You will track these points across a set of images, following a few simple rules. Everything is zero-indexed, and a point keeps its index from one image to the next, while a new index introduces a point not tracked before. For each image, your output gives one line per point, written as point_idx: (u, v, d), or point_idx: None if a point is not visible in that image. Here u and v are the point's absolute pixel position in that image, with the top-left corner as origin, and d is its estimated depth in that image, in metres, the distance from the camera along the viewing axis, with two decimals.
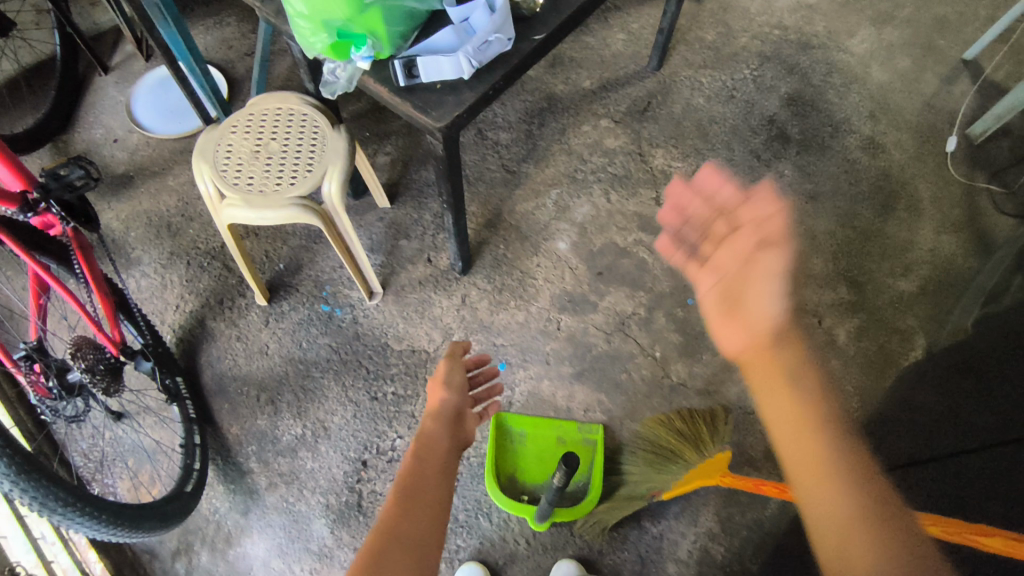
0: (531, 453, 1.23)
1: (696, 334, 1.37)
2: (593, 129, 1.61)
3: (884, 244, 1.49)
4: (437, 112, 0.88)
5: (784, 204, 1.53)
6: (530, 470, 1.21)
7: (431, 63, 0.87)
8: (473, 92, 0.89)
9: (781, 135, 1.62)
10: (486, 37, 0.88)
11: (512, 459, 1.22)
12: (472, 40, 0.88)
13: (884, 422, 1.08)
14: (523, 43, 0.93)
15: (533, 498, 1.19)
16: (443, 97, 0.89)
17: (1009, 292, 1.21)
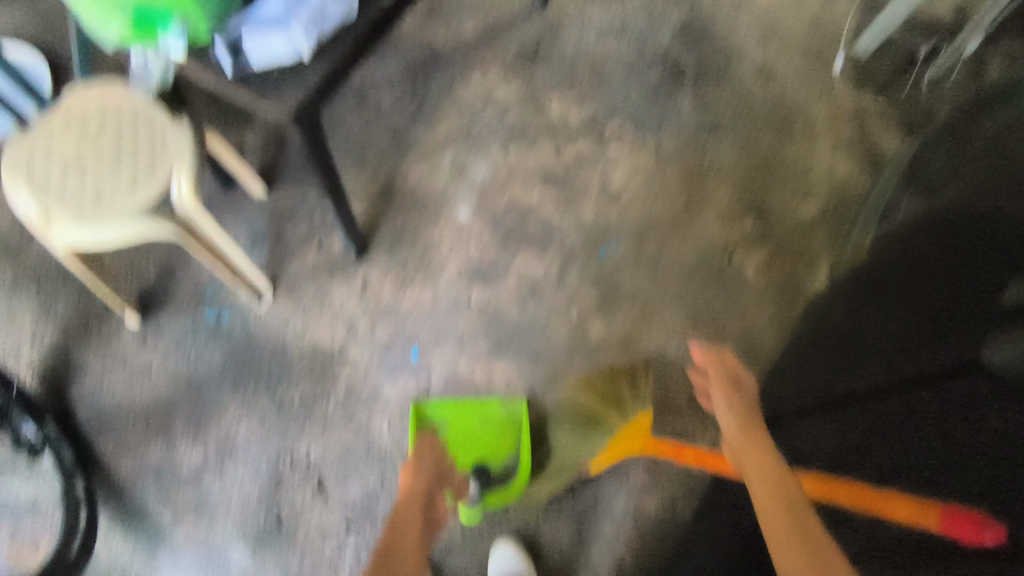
0: (455, 439, 1.18)
1: (612, 287, 1.33)
2: (482, 79, 1.49)
3: (784, 170, 1.49)
4: (277, 100, 0.80)
5: (686, 140, 1.49)
6: (456, 456, 1.17)
7: (263, 48, 0.78)
8: (315, 72, 0.81)
9: (676, 67, 1.56)
10: (320, 6, 0.79)
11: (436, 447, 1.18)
12: (303, 10, 0.78)
13: (803, 344, 1.10)
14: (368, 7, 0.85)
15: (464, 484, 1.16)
16: (285, 83, 0.81)
17: (902, 208, 1.23)
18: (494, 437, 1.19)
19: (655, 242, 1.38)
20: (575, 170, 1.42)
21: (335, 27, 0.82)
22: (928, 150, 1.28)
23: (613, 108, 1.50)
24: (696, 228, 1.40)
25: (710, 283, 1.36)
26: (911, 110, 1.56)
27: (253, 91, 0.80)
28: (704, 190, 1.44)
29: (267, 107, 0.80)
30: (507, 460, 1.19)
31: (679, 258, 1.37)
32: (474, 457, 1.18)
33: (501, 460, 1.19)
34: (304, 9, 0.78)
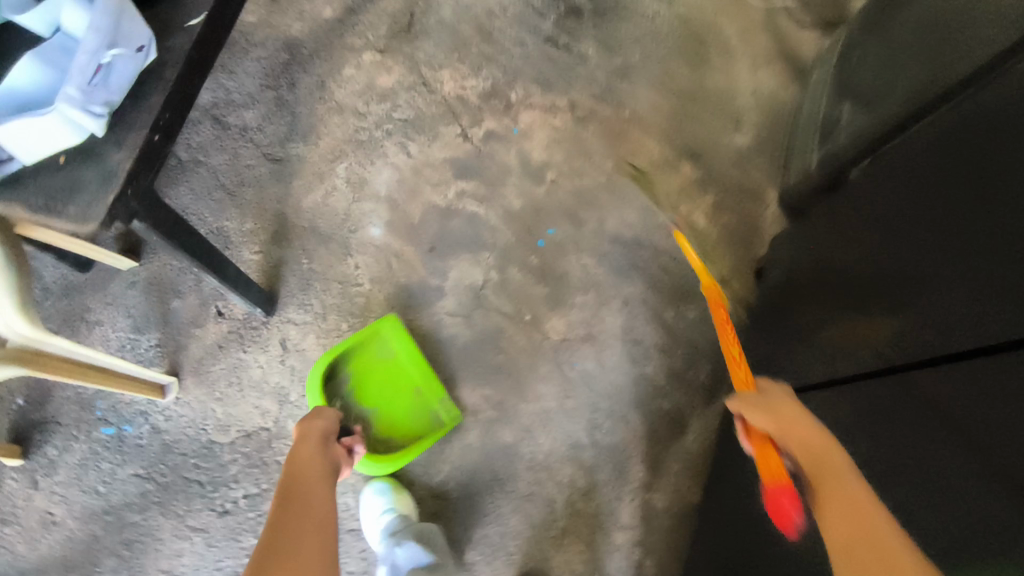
0: (383, 378, 1.10)
1: (559, 276, 1.20)
2: (358, 69, 1.28)
3: (709, 100, 1.37)
4: (77, 203, 0.67)
5: (599, 91, 1.34)
6: (368, 390, 1.10)
7: (29, 134, 0.65)
8: (122, 150, 0.69)
9: (570, 8, 1.39)
10: (98, 59, 0.66)
11: (368, 369, 1.10)
12: (75, 68, 0.65)
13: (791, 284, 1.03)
14: (176, 38, 0.74)
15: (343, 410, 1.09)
16: (78, 171, 0.68)
17: (844, 127, 1.13)
18: (408, 410, 1.10)
19: (594, 213, 1.25)
20: (488, 153, 1.26)
21: (129, 80, 0.70)
22: (856, 55, 1.18)
23: (513, 72, 1.32)
24: (633, 188, 1.28)
25: (661, 245, 1.25)
26: (821, 5, 1.46)
27: (41, 207, 0.67)
28: (631, 144, 1.31)
29: (68, 220, 0.67)
30: (386, 439, 1.09)
31: (623, 224, 1.25)
32: (379, 406, 1.10)
33: (386, 434, 1.09)
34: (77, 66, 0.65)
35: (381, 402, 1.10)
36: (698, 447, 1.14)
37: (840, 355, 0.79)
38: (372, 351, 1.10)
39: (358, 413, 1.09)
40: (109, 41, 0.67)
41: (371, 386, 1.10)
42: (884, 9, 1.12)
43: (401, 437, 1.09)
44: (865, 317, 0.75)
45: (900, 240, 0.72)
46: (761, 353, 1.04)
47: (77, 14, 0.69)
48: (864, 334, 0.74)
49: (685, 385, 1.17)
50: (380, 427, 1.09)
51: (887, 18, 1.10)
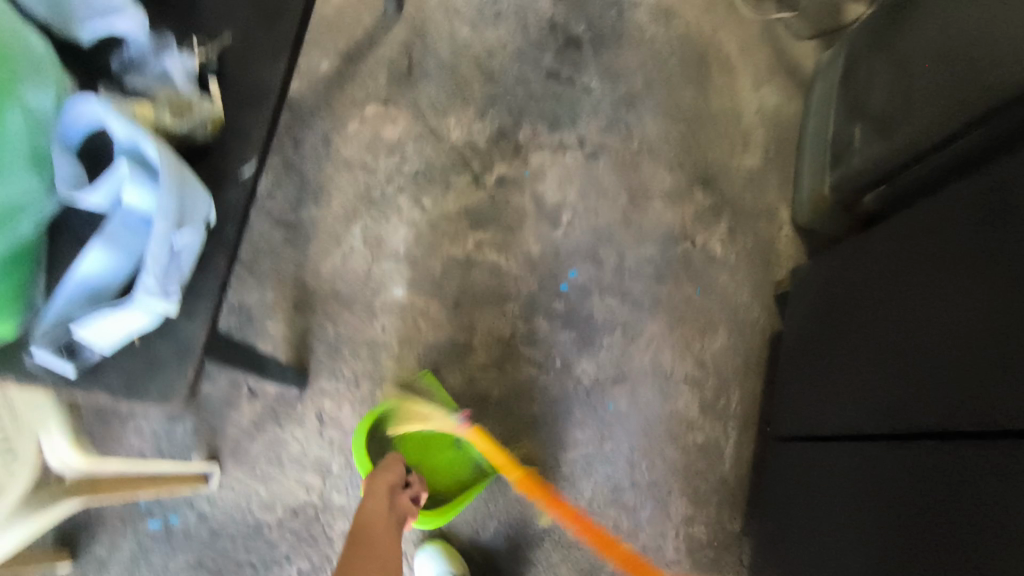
0: (421, 433, 1.10)
1: (584, 319, 1.20)
2: (363, 123, 1.26)
3: (716, 122, 1.36)
4: (155, 383, 0.63)
5: (606, 123, 1.33)
6: (409, 448, 1.09)
7: (100, 331, 0.60)
8: (194, 321, 0.65)
9: (569, 38, 1.37)
10: (171, 245, 0.60)
11: (406, 427, 1.10)
12: (151, 261, 0.59)
13: (809, 312, 1.09)
14: (231, 192, 0.66)
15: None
16: (156, 351, 0.64)
17: (857, 149, 1.13)
18: (451, 462, 1.09)
19: (613, 251, 1.24)
20: (502, 199, 1.25)
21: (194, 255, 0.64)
22: (859, 74, 1.18)
23: (518, 111, 1.31)
24: (649, 221, 1.28)
25: (682, 276, 1.25)
26: (817, 14, 1.45)
27: (120, 393, 0.63)
28: (643, 175, 1.30)
29: (151, 401, 0.63)
30: (433, 494, 1.07)
31: (642, 260, 1.25)
32: (420, 463, 1.09)
33: (434, 488, 1.08)
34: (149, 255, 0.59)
35: (423, 459, 1.09)
36: (735, 477, 1.16)
37: (870, 379, 0.89)
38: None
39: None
40: (180, 222, 0.60)
41: (411, 444, 1.09)
42: (887, 25, 1.11)
43: (448, 490, 1.07)
44: (895, 347, 0.85)
45: (931, 273, 0.81)
46: (795, 379, 1.08)
47: (140, 193, 0.60)
48: (894, 363, 0.85)
49: (719, 416, 1.18)
50: (424, 482, 1.08)
51: (891, 36, 1.09)
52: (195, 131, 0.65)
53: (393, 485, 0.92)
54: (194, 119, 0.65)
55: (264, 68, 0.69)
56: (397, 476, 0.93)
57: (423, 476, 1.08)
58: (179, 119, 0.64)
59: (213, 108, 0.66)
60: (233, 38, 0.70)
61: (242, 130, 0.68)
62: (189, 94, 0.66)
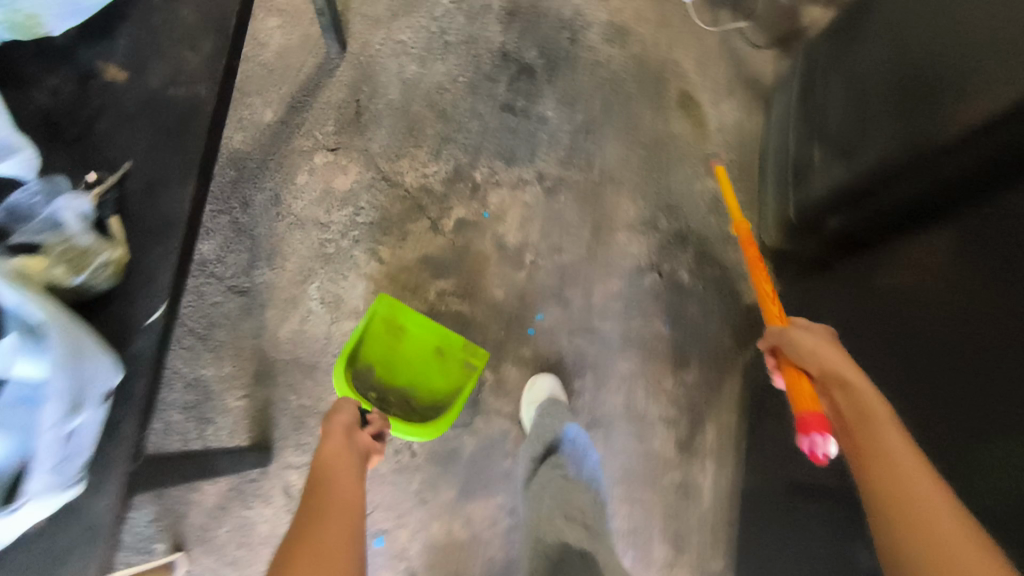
0: (398, 357, 1.11)
1: (554, 364, 1.17)
2: (312, 174, 1.21)
3: (678, 145, 1.32)
4: None
5: (564, 153, 1.28)
6: (393, 372, 1.10)
7: None
8: (104, 496, 0.51)
9: (521, 66, 1.32)
10: (63, 431, 0.47)
11: (382, 354, 1.10)
12: (39, 455, 0.46)
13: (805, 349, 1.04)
14: (138, 341, 0.51)
15: (381, 400, 1.08)
16: (63, 537, 0.51)
17: (817, 172, 1.08)
18: (437, 373, 1.11)
19: (580, 290, 1.21)
20: (463, 244, 1.21)
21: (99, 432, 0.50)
22: (818, 91, 1.14)
23: (475, 148, 1.26)
24: (614, 255, 1.24)
25: (651, 311, 1.23)
26: (775, 23, 1.41)
27: None
28: (606, 207, 1.27)
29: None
30: (433, 407, 1.09)
31: (610, 296, 1.22)
32: (409, 383, 1.11)
33: (431, 399, 1.10)
34: (41, 443, 0.46)
35: (412, 377, 1.11)
36: (716, 516, 1.15)
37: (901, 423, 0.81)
38: (377, 338, 1.10)
39: (393, 395, 1.09)
40: (73, 404, 0.47)
41: (394, 368, 1.10)
42: (851, 40, 1.05)
43: (446, 397, 1.09)
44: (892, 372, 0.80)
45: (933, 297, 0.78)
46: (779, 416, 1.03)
47: (32, 365, 0.46)
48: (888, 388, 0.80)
49: (696, 454, 1.17)
50: (422, 398, 1.10)
51: (854, 50, 1.03)
52: (93, 281, 0.50)
53: (349, 426, 0.83)
54: (89, 270, 0.49)
55: (169, 196, 0.54)
56: (354, 417, 0.84)
57: (418, 393, 1.10)
58: (65, 271, 0.48)
59: (116, 254, 0.51)
60: (135, 162, 0.55)
61: (150, 277, 0.52)
62: (80, 237, 0.50)
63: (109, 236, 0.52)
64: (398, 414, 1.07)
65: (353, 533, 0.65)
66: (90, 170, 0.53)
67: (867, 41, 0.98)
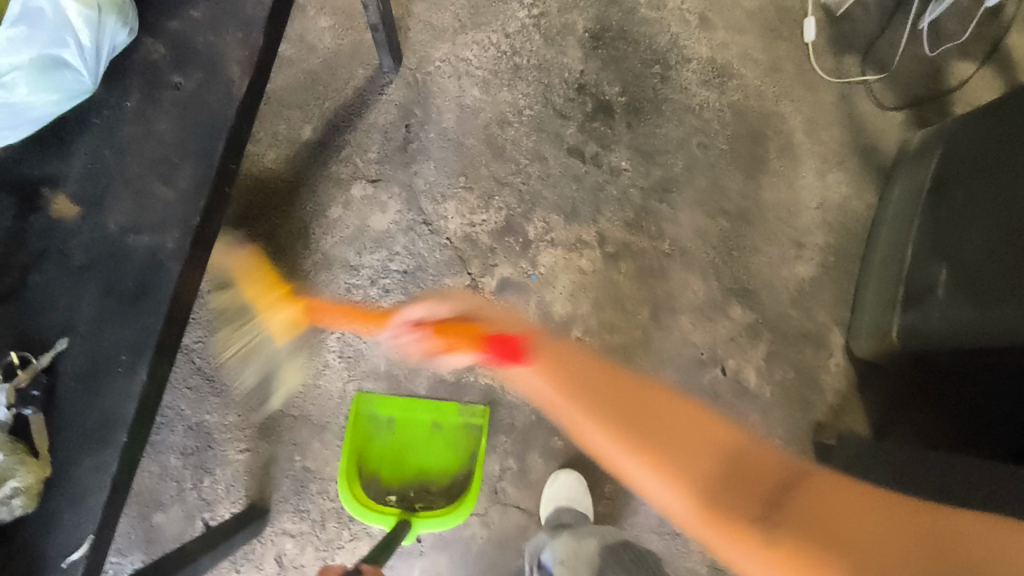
0: (394, 446, 1.01)
1: (585, 459, 1.06)
2: (347, 208, 1.08)
3: (764, 220, 1.16)
4: None
5: (634, 215, 1.12)
6: (395, 465, 1.01)
7: None
8: None
9: (599, 103, 1.15)
10: None
11: (378, 454, 1.01)
12: None
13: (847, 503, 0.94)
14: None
15: (401, 501, 0.98)
16: None
17: (939, 302, 0.93)
18: (440, 448, 1.02)
19: (627, 379, 1.08)
20: (503, 308, 1.07)
21: None
22: (953, 201, 0.98)
23: (531, 196, 1.11)
24: (672, 341, 1.10)
25: (705, 412, 1.08)
26: (909, 79, 1.22)
27: None
28: (671, 283, 1.11)
29: None
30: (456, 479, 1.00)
31: (659, 389, 1.08)
32: (417, 470, 1.01)
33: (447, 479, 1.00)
34: None
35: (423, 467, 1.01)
36: None
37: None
38: (363, 438, 1.01)
39: (408, 490, 1.00)
40: None
41: (394, 463, 1.01)
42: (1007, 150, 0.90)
43: (463, 466, 1.00)
44: None
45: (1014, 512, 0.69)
46: None
47: None
48: None
49: None
50: (435, 478, 1.00)
51: (1016, 161, 0.87)
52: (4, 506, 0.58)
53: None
54: None
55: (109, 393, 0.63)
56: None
57: (428, 475, 1.00)
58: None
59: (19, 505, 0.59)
60: (69, 340, 0.64)
61: (78, 493, 0.61)
62: None
63: (28, 443, 0.60)
64: (423, 508, 0.97)
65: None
66: (15, 350, 0.62)
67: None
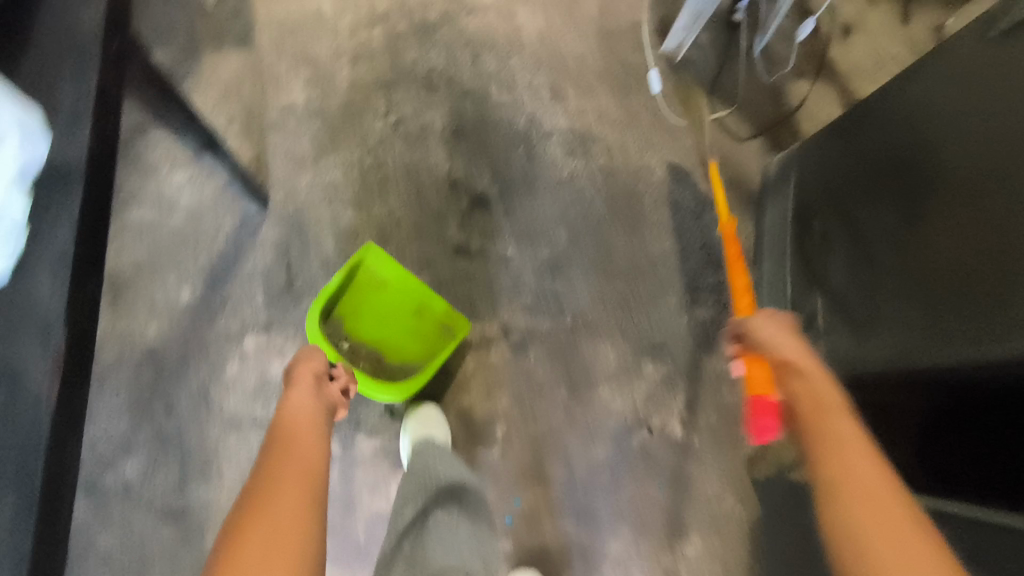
0: (373, 308, 1.09)
1: (537, 553, 1.06)
2: (244, 362, 1.05)
3: (657, 271, 1.19)
4: None
5: (532, 298, 1.14)
6: (364, 325, 1.09)
7: None
8: None
9: (474, 196, 1.16)
10: None
11: (358, 302, 1.09)
12: None
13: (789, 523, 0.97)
14: None
15: (351, 352, 1.07)
16: None
17: (823, 331, 0.99)
18: (411, 334, 1.09)
19: (561, 462, 1.09)
20: None
21: None
22: (811, 227, 1.05)
23: None
24: (595, 413, 1.12)
25: (642, 474, 1.10)
26: (758, 108, 1.28)
27: None
28: (582, 356, 1.13)
29: None
30: (407, 363, 1.09)
31: (593, 464, 1.10)
32: (382, 338, 1.09)
33: (404, 360, 1.09)
34: None
35: (388, 329, 1.10)
36: None
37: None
38: (355, 289, 1.08)
39: (361, 351, 1.08)
40: None
41: (366, 319, 1.09)
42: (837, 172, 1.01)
43: (418, 361, 1.09)
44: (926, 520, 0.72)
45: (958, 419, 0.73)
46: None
47: None
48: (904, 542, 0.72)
49: None
50: (391, 356, 1.09)
51: (862, 192, 0.94)
52: None
53: (319, 374, 0.80)
54: None
55: None
56: (321, 364, 0.80)
57: (386, 349, 1.09)
58: None
59: None
60: None
61: None
62: None
63: None
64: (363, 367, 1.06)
65: (305, 492, 0.62)
66: None
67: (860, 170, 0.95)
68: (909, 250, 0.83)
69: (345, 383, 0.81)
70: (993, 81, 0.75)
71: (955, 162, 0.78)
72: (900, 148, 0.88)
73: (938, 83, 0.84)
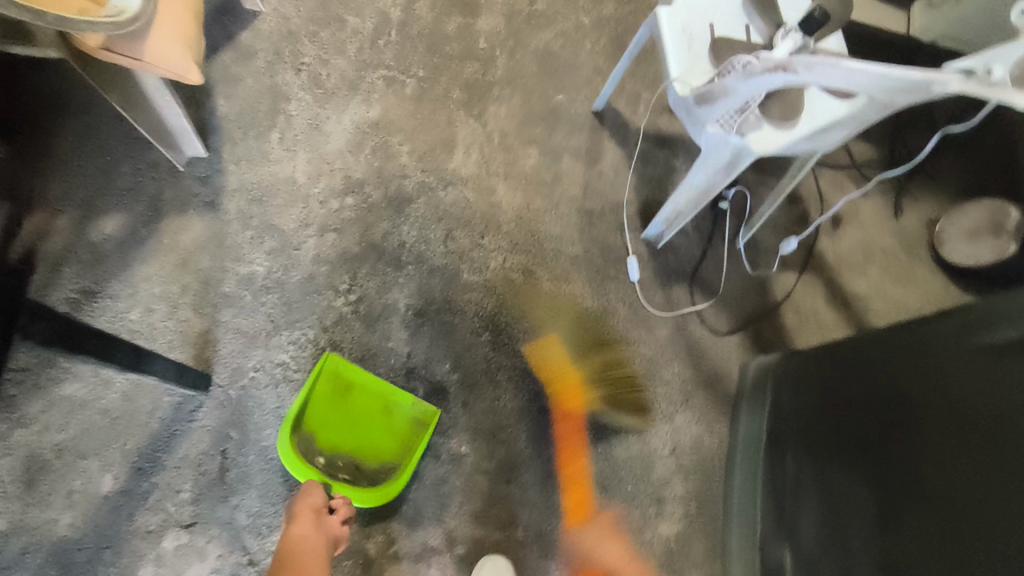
0: (339, 414, 1.04)
1: None
2: (159, 565, 0.97)
3: (623, 477, 1.09)
4: None
5: (484, 504, 1.05)
6: (335, 433, 1.03)
7: None
8: None
9: (431, 385, 1.10)
10: None
11: (321, 413, 1.03)
12: None
13: None
14: None
15: (328, 466, 1.01)
16: None
17: None
18: (384, 434, 1.04)
19: None
20: None
21: None
22: (775, 464, 0.98)
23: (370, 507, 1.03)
24: None
25: None
26: (740, 300, 1.22)
27: None
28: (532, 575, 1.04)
29: None
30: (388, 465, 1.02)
31: None
32: (355, 444, 1.03)
33: (380, 465, 1.02)
34: None
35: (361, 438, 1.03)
36: None
37: None
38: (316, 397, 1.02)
39: (337, 462, 1.02)
40: None
41: (335, 428, 1.03)
42: (797, 413, 0.96)
43: (399, 458, 1.02)
44: None
45: None
46: None
47: None
48: None
49: None
50: (370, 459, 1.03)
51: (831, 449, 0.86)
52: None
53: (318, 509, 0.91)
54: None
55: None
56: (320, 499, 0.92)
57: (362, 455, 1.03)
58: None
59: None
60: None
61: None
62: None
63: None
64: (346, 480, 1.00)
65: None
66: None
67: (821, 417, 0.90)
68: (885, 545, 0.74)
69: (343, 512, 0.92)
70: (989, 394, 0.66)
71: (940, 456, 0.70)
72: (885, 419, 0.79)
73: (929, 362, 0.75)
